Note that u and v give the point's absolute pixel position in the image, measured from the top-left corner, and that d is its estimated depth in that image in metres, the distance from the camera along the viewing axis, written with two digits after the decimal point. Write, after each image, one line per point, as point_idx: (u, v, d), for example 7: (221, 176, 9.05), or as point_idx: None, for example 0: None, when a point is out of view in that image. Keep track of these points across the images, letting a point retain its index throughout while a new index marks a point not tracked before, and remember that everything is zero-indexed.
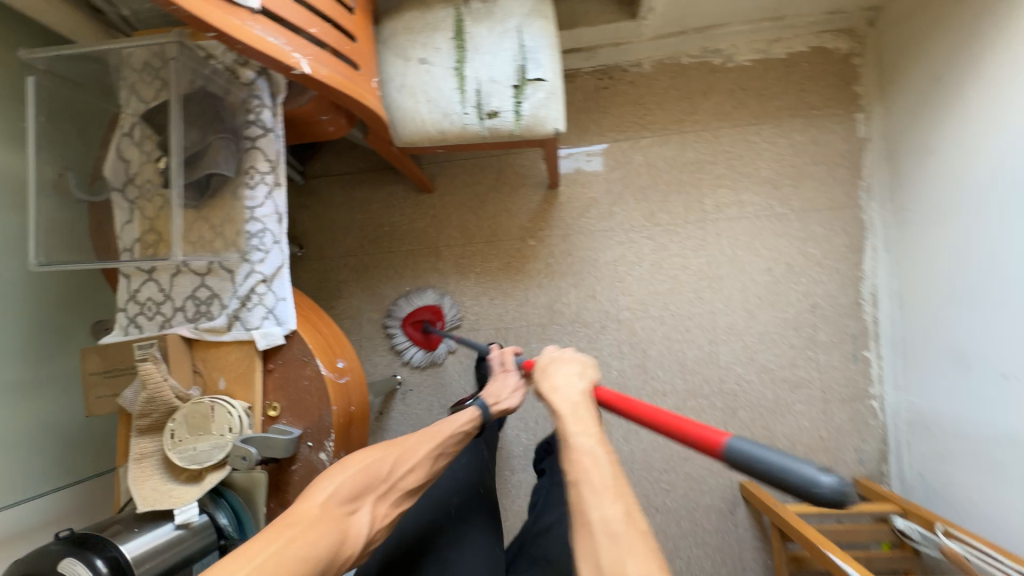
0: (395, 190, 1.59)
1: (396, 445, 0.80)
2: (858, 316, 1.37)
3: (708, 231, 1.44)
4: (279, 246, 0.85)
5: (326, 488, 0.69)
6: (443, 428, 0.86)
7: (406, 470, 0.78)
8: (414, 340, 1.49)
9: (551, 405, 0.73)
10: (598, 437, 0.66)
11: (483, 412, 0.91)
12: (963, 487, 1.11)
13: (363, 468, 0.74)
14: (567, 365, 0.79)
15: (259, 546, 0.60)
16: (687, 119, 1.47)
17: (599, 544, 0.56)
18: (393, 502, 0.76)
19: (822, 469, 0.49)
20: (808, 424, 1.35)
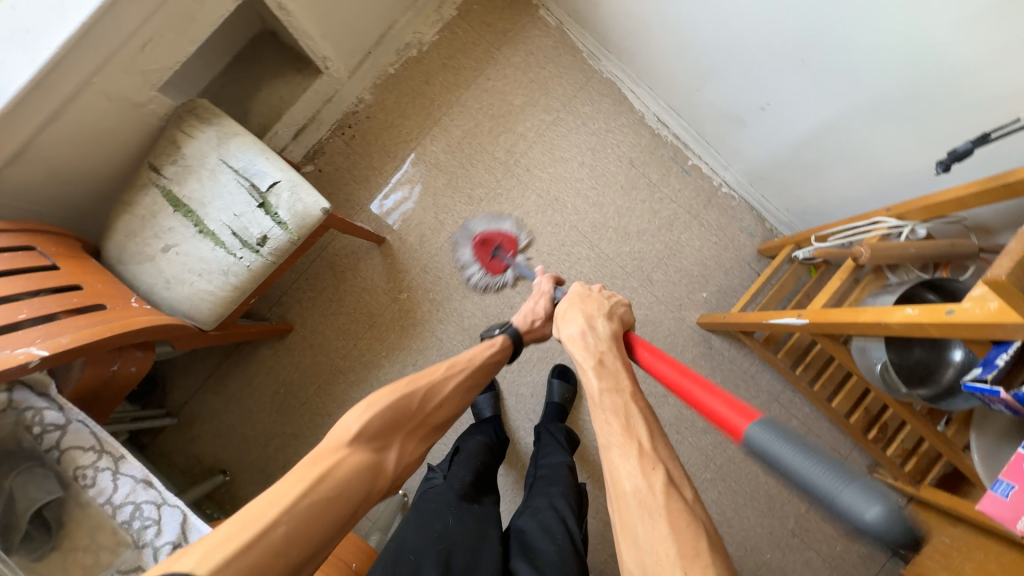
0: (262, 354, 1.51)
1: (431, 377, 0.84)
2: (663, 143, 1.54)
3: (519, 174, 1.53)
4: (167, 505, 0.78)
5: (354, 424, 0.71)
6: (472, 359, 0.92)
7: (435, 404, 0.82)
8: (478, 262, 1.49)
9: (572, 355, 0.84)
10: (629, 393, 0.75)
11: (513, 338, 1.01)
12: (812, 198, 1.30)
13: (395, 401, 0.77)
14: (596, 311, 0.91)
15: (292, 488, 0.61)
16: (431, 110, 1.55)
17: (635, 515, 0.61)
18: (421, 438, 0.80)
19: (874, 502, 0.45)
20: (700, 242, 1.51)
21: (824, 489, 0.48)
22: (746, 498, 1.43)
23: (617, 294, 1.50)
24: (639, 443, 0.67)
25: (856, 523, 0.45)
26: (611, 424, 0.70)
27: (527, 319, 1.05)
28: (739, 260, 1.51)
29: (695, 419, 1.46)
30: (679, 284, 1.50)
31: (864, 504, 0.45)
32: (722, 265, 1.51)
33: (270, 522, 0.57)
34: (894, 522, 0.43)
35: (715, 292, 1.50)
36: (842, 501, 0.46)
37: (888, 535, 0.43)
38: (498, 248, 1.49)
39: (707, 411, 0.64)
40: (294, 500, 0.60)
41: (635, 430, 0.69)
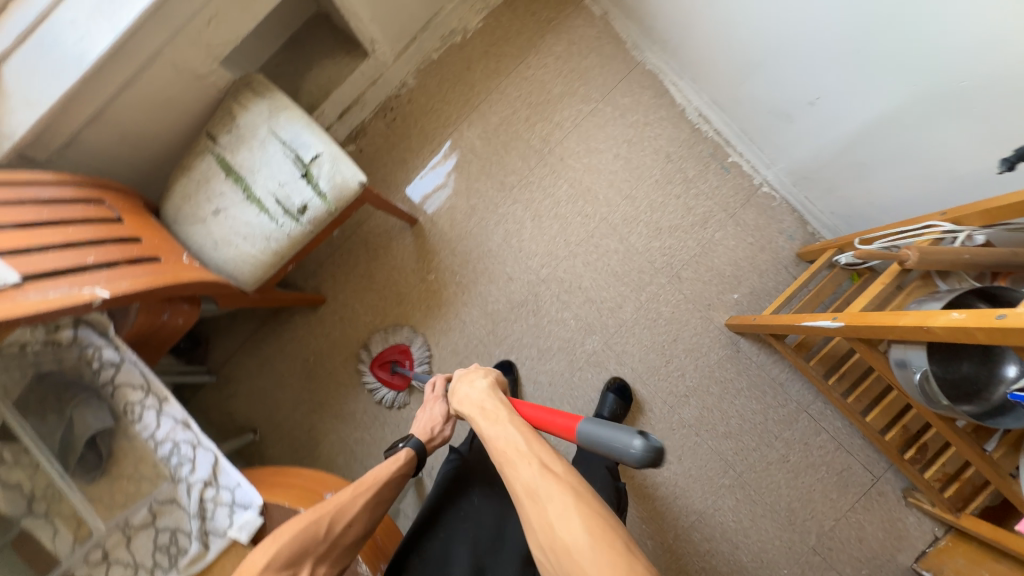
0: (294, 323, 1.59)
1: (331, 505, 0.82)
2: (703, 138, 1.50)
3: (552, 163, 1.53)
4: (202, 447, 0.85)
5: (259, 559, 0.74)
6: (377, 477, 0.88)
7: (345, 523, 0.81)
8: (382, 381, 1.51)
9: (463, 413, 0.82)
10: (505, 417, 0.76)
11: (417, 449, 0.96)
12: (859, 200, 1.23)
13: (300, 526, 0.77)
14: (472, 380, 0.86)
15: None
16: (471, 96, 1.57)
17: (528, 508, 0.67)
18: (333, 561, 0.79)
19: (633, 438, 0.60)
20: (735, 242, 1.47)
21: (607, 440, 0.63)
22: (765, 509, 1.38)
23: (643, 290, 1.48)
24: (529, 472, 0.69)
25: (624, 458, 0.61)
26: (497, 444, 0.73)
27: (428, 427, 1.01)
28: (775, 262, 1.45)
29: (716, 423, 1.42)
30: (709, 283, 1.46)
31: (626, 439, 0.60)
32: (756, 267, 1.46)
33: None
34: (645, 448, 0.59)
35: (747, 294, 1.45)
36: (617, 443, 0.62)
37: (642, 460, 0.59)
38: (393, 364, 1.50)
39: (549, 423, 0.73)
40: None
41: (517, 440, 0.72)
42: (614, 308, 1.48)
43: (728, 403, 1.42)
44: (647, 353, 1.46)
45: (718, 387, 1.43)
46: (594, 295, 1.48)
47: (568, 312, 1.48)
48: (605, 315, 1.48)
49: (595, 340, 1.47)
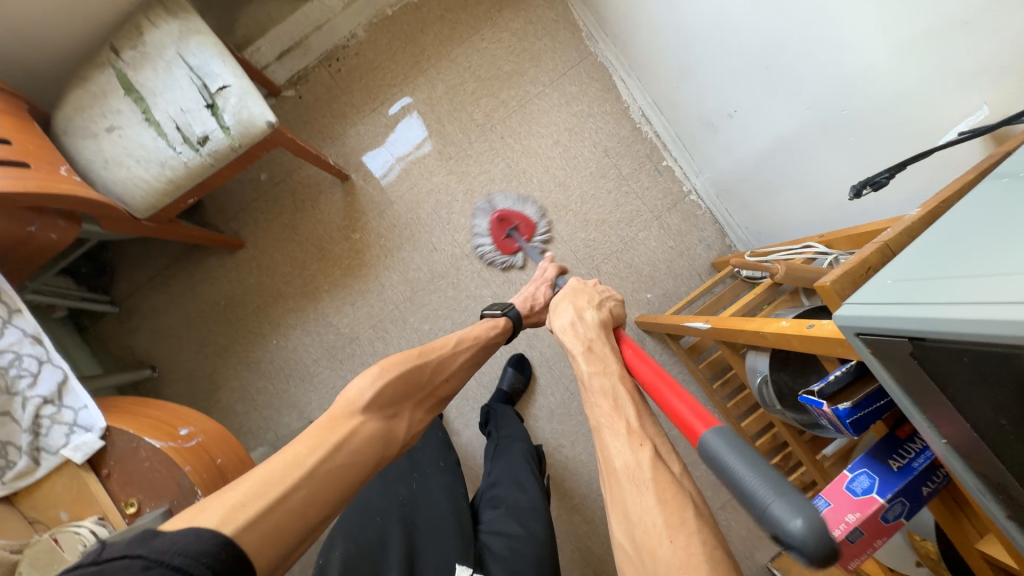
0: (210, 263, 1.54)
1: (441, 351, 0.90)
2: (641, 138, 1.53)
3: (492, 139, 1.53)
4: (51, 363, 0.83)
5: (368, 391, 0.75)
6: (477, 340, 0.99)
7: (445, 377, 0.90)
8: (492, 237, 1.48)
9: (567, 344, 0.89)
10: (614, 372, 0.79)
11: (514, 318, 1.07)
12: (766, 217, 1.29)
13: (407, 371, 0.83)
14: (578, 302, 0.96)
15: (307, 453, 0.65)
16: (420, 59, 1.54)
17: (625, 489, 0.61)
18: (426, 409, 0.86)
19: (796, 513, 0.43)
20: (656, 243, 1.51)
21: (754, 494, 0.48)
22: None
23: None
24: (624, 421, 0.69)
25: (772, 527, 0.45)
26: (601, 403, 0.74)
27: (525, 303, 1.14)
28: (690, 269, 1.50)
29: None
30: (626, 280, 1.50)
31: (782, 513, 0.44)
32: (673, 270, 1.50)
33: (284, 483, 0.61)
34: (816, 535, 0.42)
35: (660, 295, 1.50)
36: (771, 512, 0.45)
37: (800, 544, 0.43)
38: (514, 226, 1.47)
39: (676, 416, 0.66)
40: (309, 460, 0.64)
41: (624, 411, 0.71)
42: None
43: None
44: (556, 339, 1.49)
45: None
46: (514, 276, 1.50)
47: (487, 289, 1.50)
48: None
49: None
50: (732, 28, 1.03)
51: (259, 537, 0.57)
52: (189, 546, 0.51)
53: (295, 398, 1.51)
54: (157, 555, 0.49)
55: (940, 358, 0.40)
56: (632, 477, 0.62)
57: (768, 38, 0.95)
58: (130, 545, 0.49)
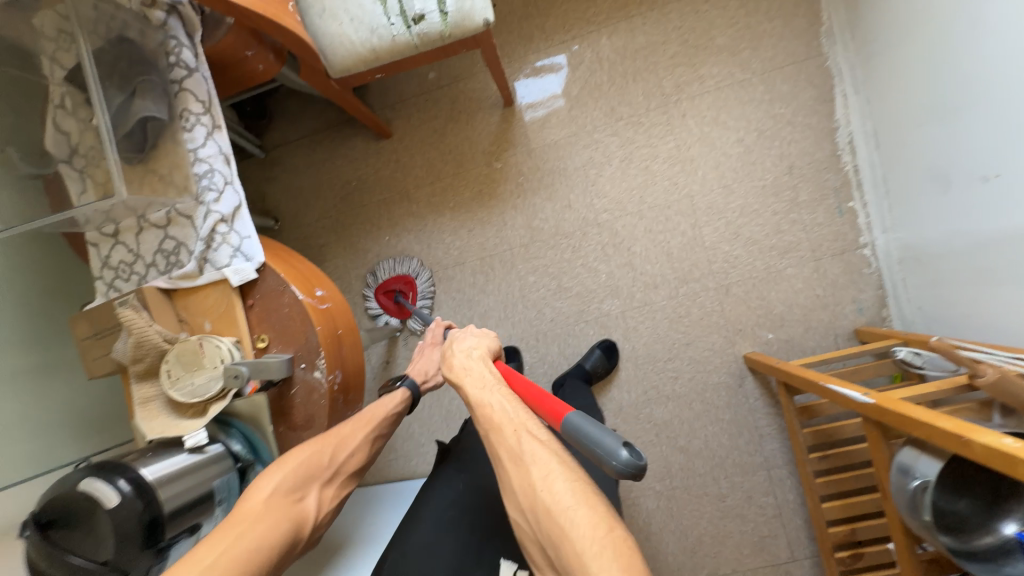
0: (353, 142, 1.57)
1: (337, 432, 0.84)
2: (837, 168, 1.34)
3: (672, 114, 1.40)
4: (232, 186, 0.87)
5: (266, 485, 0.75)
6: (375, 411, 0.89)
7: (348, 454, 0.84)
8: (385, 307, 1.52)
9: (456, 382, 0.80)
10: (501, 395, 0.75)
11: (414, 390, 0.93)
12: (961, 305, 1.10)
13: (306, 459, 0.79)
14: (466, 341, 0.86)
15: (207, 552, 0.65)
16: (631, 3, 1.40)
17: (514, 486, 0.67)
18: (339, 484, 0.83)
19: (620, 444, 0.59)
20: (802, 286, 1.36)
21: (591, 438, 0.61)
22: (676, 527, 1.40)
23: (687, 283, 1.40)
24: (506, 424, 0.72)
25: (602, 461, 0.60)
26: (498, 426, 0.72)
27: (423, 368, 0.97)
28: (828, 326, 1.35)
29: (680, 434, 1.40)
30: (752, 312, 1.37)
31: (610, 443, 0.60)
32: (808, 321, 1.36)
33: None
34: (629, 461, 0.59)
35: (782, 339, 1.36)
36: (600, 447, 0.60)
37: (624, 468, 0.59)
38: (396, 293, 1.50)
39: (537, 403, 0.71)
40: (207, 559, 0.65)
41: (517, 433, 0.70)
42: (650, 284, 1.41)
43: (702, 426, 1.39)
44: (654, 342, 1.41)
45: (701, 407, 1.40)
46: (638, 263, 1.41)
47: (605, 266, 1.43)
48: (638, 287, 1.42)
49: (613, 305, 1.43)
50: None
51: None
52: None
53: (386, 297, 1.56)
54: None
55: None
56: (516, 461, 0.68)
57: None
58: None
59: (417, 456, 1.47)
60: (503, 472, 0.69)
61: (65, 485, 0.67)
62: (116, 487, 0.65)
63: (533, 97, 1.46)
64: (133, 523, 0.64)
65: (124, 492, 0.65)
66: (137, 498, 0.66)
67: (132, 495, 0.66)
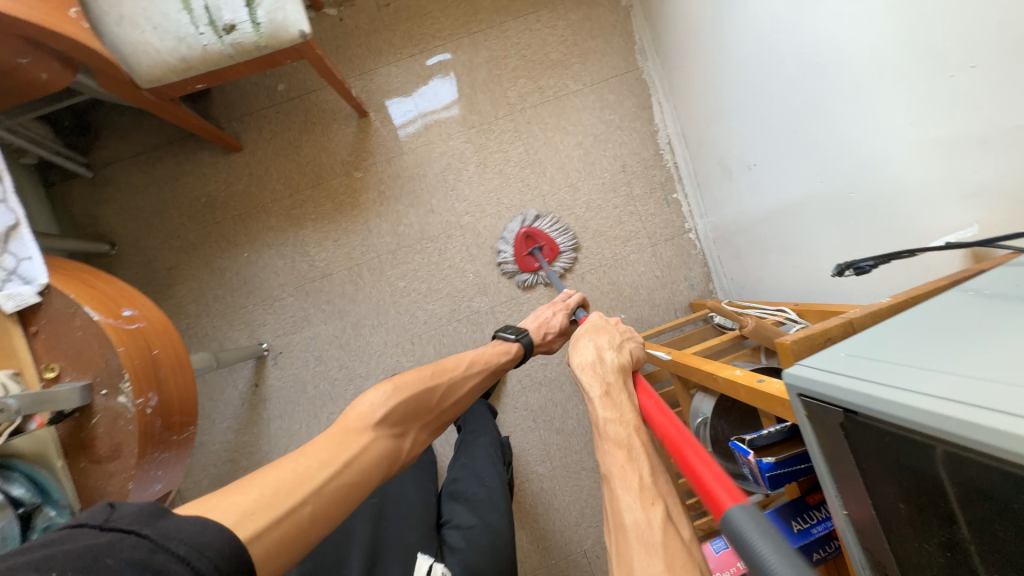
0: (200, 157, 1.48)
1: (453, 372, 0.95)
2: (660, 165, 1.55)
3: (519, 121, 1.51)
4: (7, 205, 0.80)
5: (376, 407, 0.78)
6: (481, 363, 1.02)
7: (450, 401, 0.93)
8: (516, 253, 1.47)
9: (585, 381, 0.87)
10: (630, 422, 0.76)
11: (526, 345, 1.11)
12: (755, 273, 1.33)
13: (410, 395, 0.84)
14: (592, 339, 0.94)
15: (319, 468, 0.65)
16: (471, 20, 1.51)
17: (633, 551, 0.58)
18: (431, 429, 0.89)
19: None
20: (644, 269, 1.53)
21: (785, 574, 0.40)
22: (560, 506, 1.48)
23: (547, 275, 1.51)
24: (637, 476, 0.67)
25: None
26: (615, 454, 0.71)
27: (540, 328, 1.15)
28: (668, 302, 1.53)
29: (554, 417, 1.50)
30: (605, 295, 1.52)
31: None
32: (652, 299, 1.53)
33: (295, 500, 0.60)
34: None
35: (633, 318, 1.52)
36: None
37: None
38: (537, 247, 1.46)
39: (694, 479, 0.55)
40: (320, 478, 0.64)
41: (638, 464, 0.69)
42: (514, 279, 1.51)
43: (573, 406, 1.50)
44: None
45: (571, 388, 1.51)
46: (501, 260, 1.50)
47: (471, 266, 1.50)
48: (503, 282, 1.50)
49: (482, 302, 1.50)
50: (768, 87, 1.04)
51: (268, 549, 0.55)
52: (194, 535, 0.50)
53: (250, 317, 1.48)
54: (164, 538, 0.49)
55: (869, 434, 0.42)
56: (642, 539, 0.59)
57: (800, 103, 0.96)
58: (134, 520, 0.49)
59: None
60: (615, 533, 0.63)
61: None
62: None
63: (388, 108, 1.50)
64: None
65: None
66: None
67: None
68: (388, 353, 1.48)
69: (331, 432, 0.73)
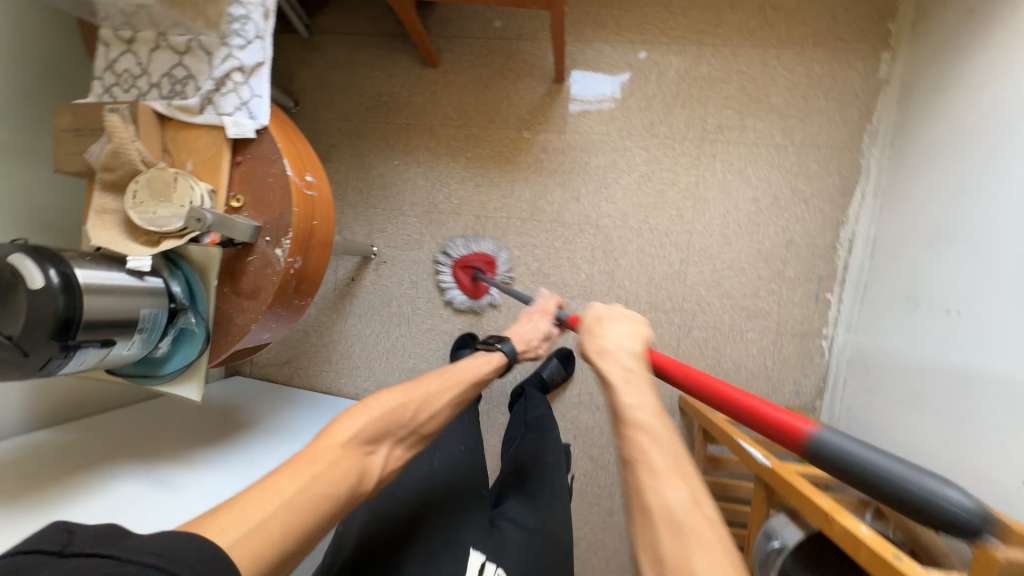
0: (398, 59, 1.53)
1: (428, 385, 0.82)
2: (829, 259, 1.39)
3: (704, 150, 1.41)
4: (261, 41, 0.84)
5: (346, 429, 0.70)
6: (465, 374, 0.90)
7: (429, 415, 0.80)
8: (460, 284, 1.48)
9: (599, 369, 0.71)
10: (655, 408, 0.63)
11: (510, 357, 0.98)
12: (884, 419, 1.17)
13: (389, 410, 0.75)
14: (615, 323, 0.77)
15: (288, 484, 0.60)
16: (708, 30, 1.41)
17: (658, 531, 0.54)
18: (409, 446, 0.78)
19: (949, 482, 0.42)
20: (756, 352, 1.41)
21: (895, 480, 0.44)
22: None
23: (655, 310, 1.44)
24: (661, 459, 0.58)
25: (927, 511, 0.42)
26: (636, 439, 0.60)
27: (524, 338, 1.04)
28: (762, 396, 1.41)
29: (595, 445, 1.46)
30: (703, 358, 1.43)
31: (939, 486, 0.41)
32: (749, 385, 1.42)
33: (261, 509, 0.56)
34: (974, 510, 0.41)
35: None
36: (920, 489, 0.42)
37: (972, 519, 0.40)
38: (475, 270, 1.45)
39: (754, 415, 0.57)
40: (286, 491, 0.59)
41: (658, 449, 0.59)
42: (622, 300, 1.45)
43: (617, 444, 1.45)
44: None
45: None
46: (619, 276, 1.45)
47: (588, 267, 1.46)
48: (610, 297, 1.45)
49: (581, 306, 1.46)
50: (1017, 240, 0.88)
51: (246, 563, 0.51)
52: (164, 544, 0.46)
53: (374, 218, 1.55)
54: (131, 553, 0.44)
55: None
56: (669, 523, 0.54)
57: None
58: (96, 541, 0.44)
59: (347, 377, 1.55)
60: (648, 526, 0.55)
61: None
62: (42, 276, 0.61)
63: (584, 87, 1.46)
64: (48, 316, 0.61)
65: (49, 284, 0.62)
66: (60, 292, 0.62)
67: (57, 287, 0.62)
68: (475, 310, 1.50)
69: (298, 452, 0.65)
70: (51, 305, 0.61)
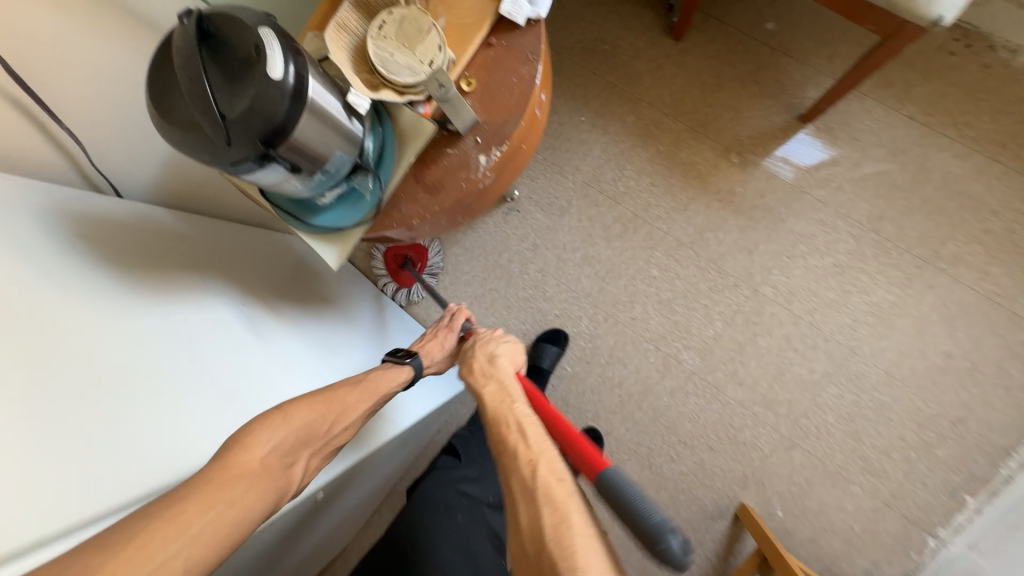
0: (643, 14, 1.36)
1: (340, 397, 0.73)
2: (992, 461, 1.16)
3: (923, 275, 1.18)
4: None
5: (266, 440, 0.62)
6: (380, 384, 0.79)
7: (345, 425, 0.72)
8: (390, 270, 1.36)
9: (479, 392, 0.75)
10: (529, 421, 0.68)
11: (418, 373, 0.84)
12: None
13: (309, 419, 0.67)
14: (504, 345, 0.81)
15: (198, 512, 0.52)
16: (1010, 148, 1.15)
17: None
18: (327, 458, 0.70)
19: (666, 519, 0.55)
20: (850, 508, 1.22)
21: (638, 510, 0.56)
22: None
23: (765, 407, 1.26)
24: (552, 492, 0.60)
25: (666, 551, 0.53)
26: (529, 480, 0.61)
27: (426, 350, 0.89)
28: (828, 554, 1.22)
29: None
30: (788, 481, 1.25)
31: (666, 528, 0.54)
32: (822, 535, 1.23)
33: (162, 547, 0.48)
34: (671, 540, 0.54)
35: (784, 526, 1.25)
36: (653, 520, 0.55)
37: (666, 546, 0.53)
38: (406, 259, 1.33)
39: (573, 436, 0.67)
40: (196, 523, 0.51)
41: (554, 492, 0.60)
42: (736, 377, 1.28)
43: None
44: (688, 418, 1.30)
45: (665, 500, 1.30)
46: (747, 353, 1.27)
47: (720, 326, 1.29)
48: (725, 368, 1.28)
49: (690, 359, 1.30)
50: None
51: None
52: None
53: (530, 162, 1.41)
54: None
55: None
56: (525, 491, 0.61)
57: None
58: None
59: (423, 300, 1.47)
60: (519, 525, 0.60)
61: (240, 14, 0.53)
62: (283, 71, 0.53)
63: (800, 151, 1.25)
64: (267, 117, 0.53)
65: (284, 83, 0.54)
66: (289, 97, 0.54)
67: (288, 90, 0.54)
68: (580, 305, 1.37)
69: (207, 472, 0.56)
70: (277, 105, 0.53)
